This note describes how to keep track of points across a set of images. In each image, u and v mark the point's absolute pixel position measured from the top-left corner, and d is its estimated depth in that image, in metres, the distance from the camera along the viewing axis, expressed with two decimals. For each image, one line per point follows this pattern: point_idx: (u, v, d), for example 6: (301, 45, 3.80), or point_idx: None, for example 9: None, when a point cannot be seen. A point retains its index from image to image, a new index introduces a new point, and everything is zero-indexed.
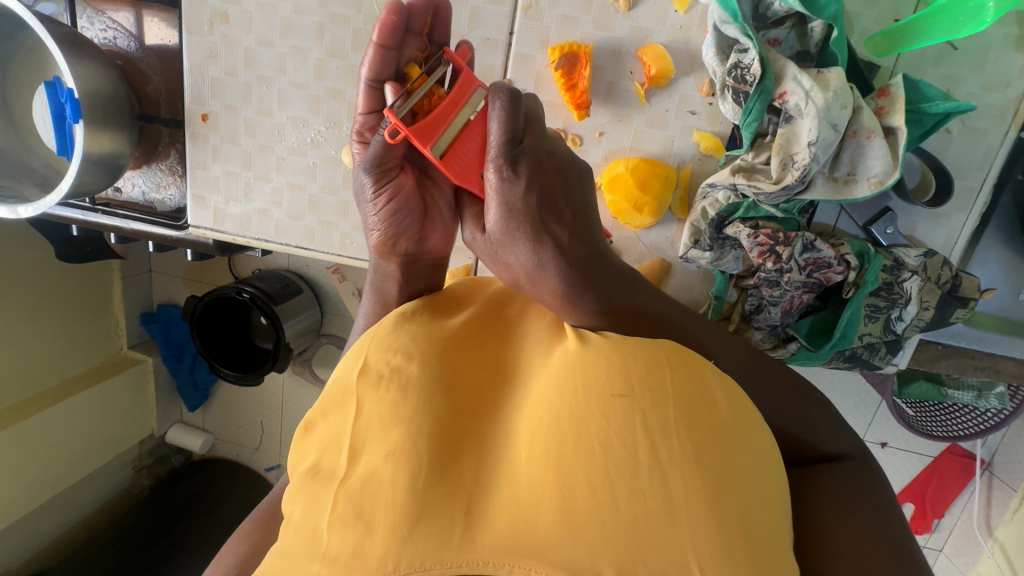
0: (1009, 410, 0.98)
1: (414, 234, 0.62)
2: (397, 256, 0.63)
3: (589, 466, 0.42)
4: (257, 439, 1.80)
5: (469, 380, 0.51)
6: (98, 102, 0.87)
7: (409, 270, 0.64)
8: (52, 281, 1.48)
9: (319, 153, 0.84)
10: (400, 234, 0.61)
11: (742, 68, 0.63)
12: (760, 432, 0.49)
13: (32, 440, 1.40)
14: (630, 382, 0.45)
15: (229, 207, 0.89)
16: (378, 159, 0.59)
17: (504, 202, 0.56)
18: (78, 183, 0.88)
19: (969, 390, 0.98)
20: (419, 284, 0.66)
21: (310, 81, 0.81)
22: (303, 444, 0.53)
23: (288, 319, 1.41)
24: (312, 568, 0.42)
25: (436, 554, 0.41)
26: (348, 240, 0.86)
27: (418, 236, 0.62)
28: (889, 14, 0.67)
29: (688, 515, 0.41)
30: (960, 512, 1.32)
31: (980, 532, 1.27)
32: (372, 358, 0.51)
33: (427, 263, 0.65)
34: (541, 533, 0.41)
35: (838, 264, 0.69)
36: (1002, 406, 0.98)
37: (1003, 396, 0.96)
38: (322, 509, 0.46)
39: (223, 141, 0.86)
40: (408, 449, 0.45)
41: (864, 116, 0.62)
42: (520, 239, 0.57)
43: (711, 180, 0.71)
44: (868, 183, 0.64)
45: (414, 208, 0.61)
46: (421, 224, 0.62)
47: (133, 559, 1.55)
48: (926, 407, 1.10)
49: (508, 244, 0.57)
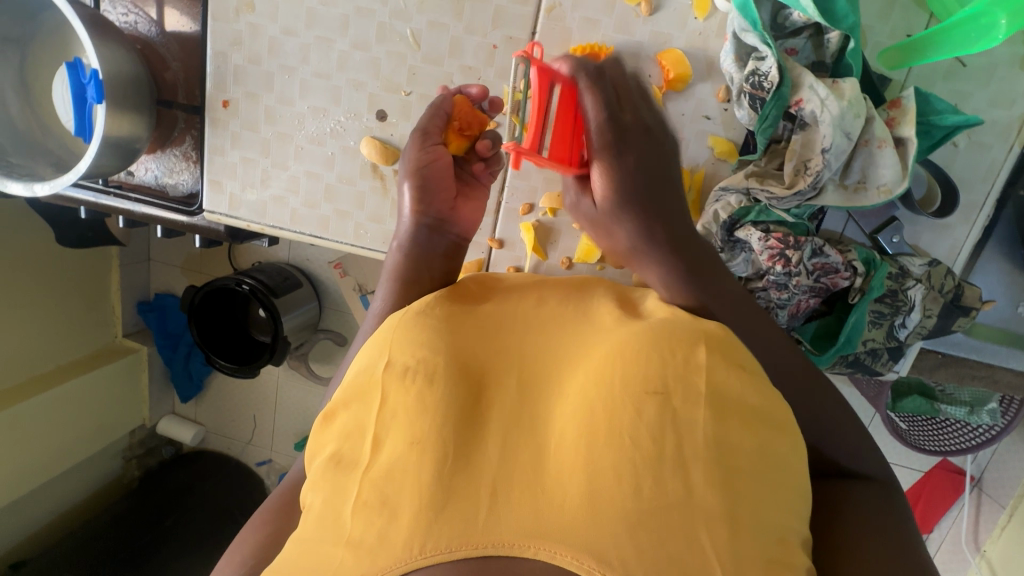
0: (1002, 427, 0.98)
1: (446, 208, 0.76)
2: (425, 217, 0.75)
3: (620, 457, 0.44)
4: (250, 433, 1.79)
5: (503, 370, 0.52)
6: (119, 85, 0.88)
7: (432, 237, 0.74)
8: (52, 264, 1.48)
9: (337, 143, 0.85)
10: (427, 202, 0.74)
11: (760, 74, 0.64)
12: (791, 442, 0.49)
13: (28, 423, 1.40)
14: (665, 381, 0.47)
15: (245, 192, 0.90)
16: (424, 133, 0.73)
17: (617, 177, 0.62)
18: (95, 164, 0.88)
19: (961, 406, 1.00)
20: (434, 255, 0.74)
21: (333, 72, 0.82)
22: (323, 434, 0.54)
23: (287, 312, 1.41)
24: (334, 554, 0.43)
25: (462, 536, 0.42)
26: (362, 231, 0.87)
27: (451, 205, 0.76)
28: (901, 29, 0.69)
29: (706, 510, 0.41)
30: (948, 527, 1.32)
31: (967, 547, 1.29)
32: (395, 352, 0.52)
33: (447, 234, 0.76)
34: (565, 519, 0.41)
35: (845, 269, 0.71)
36: (993, 422, 0.99)
37: (995, 412, 0.99)
38: (345, 497, 0.47)
39: (242, 127, 0.87)
40: (434, 436, 0.46)
41: (876, 125, 0.64)
42: (625, 222, 0.63)
43: (724, 183, 0.72)
44: (878, 191, 0.66)
45: (446, 186, 0.75)
46: (453, 201, 0.76)
47: (117, 553, 1.52)
48: (919, 420, 1.11)
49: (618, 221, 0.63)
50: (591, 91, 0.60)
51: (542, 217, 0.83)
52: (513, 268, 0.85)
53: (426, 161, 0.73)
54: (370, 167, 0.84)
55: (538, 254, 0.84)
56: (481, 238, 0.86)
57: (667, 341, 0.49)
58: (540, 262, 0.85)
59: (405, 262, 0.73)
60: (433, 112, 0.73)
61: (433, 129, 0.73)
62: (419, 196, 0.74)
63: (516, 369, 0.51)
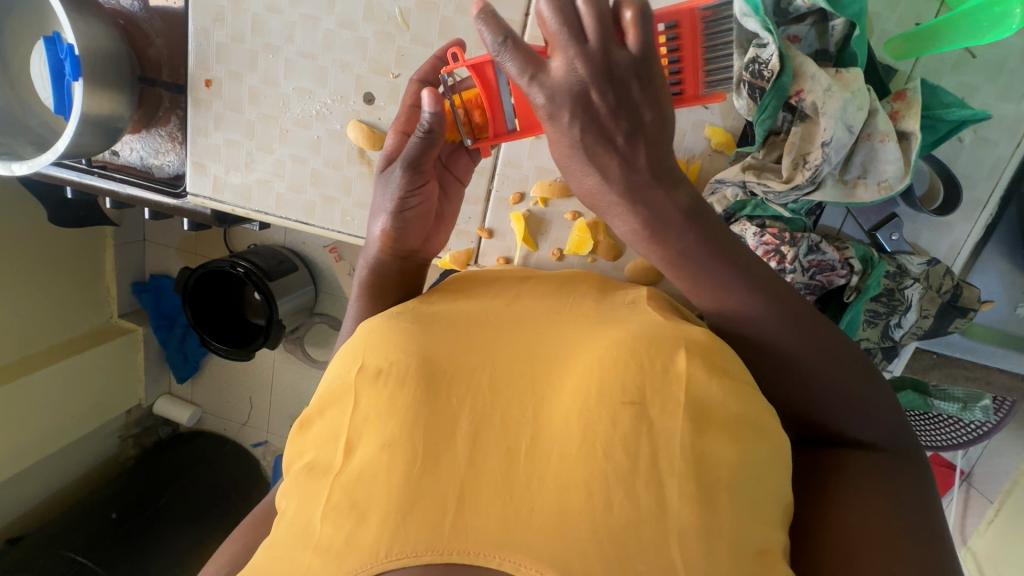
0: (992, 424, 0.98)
1: (423, 232, 0.69)
2: (394, 249, 0.68)
3: (592, 468, 0.42)
4: (245, 414, 1.79)
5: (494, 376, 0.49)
6: (98, 61, 0.85)
7: (404, 263, 0.69)
8: (43, 244, 1.45)
9: (324, 126, 0.82)
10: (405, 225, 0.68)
11: (760, 63, 0.61)
12: (774, 451, 0.47)
13: (21, 403, 1.39)
14: (642, 391, 0.46)
15: (229, 175, 0.88)
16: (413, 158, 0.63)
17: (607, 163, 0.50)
18: (75, 143, 0.86)
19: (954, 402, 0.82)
20: (406, 278, 0.70)
21: (319, 52, 0.79)
22: (301, 440, 0.54)
23: (282, 296, 1.39)
24: (302, 560, 0.42)
25: (427, 542, 0.40)
26: (348, 218, 0.85)
27: (425, 236, 0.70)
28: (910, 18, 0.66)
29: (680, 522, 0.40)
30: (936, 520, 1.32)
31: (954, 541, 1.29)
32: (370, 356, 0.51)
33: (416, 261, 0.70)
34: (534, 530, 0.40)
35: (841, 268, 0.69)
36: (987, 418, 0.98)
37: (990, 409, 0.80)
38: (316, 502, 0.46)
39: (226, 108, 0.85)
40: (404, 440, 0.45)
41: (879, 119, 0.62)
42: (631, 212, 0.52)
43: (719, 176, 0.71)
44: (878, 188, 0.64)
45: (427, 208, 0.68)
46: (430, 224, 0.70)
47: (117, 529, 1.53)
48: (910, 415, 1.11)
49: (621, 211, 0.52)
50: (507, 56, 0.48)
51: (533, 207, 0.81)
52: (502, 259, 0.84)
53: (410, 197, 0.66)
54: (357, 151, 0.82)
55: (528, 245, 0.82)
56: (469, 227, 0.84)
57: (647, 350, 0.48)
58: (531, 253, 0.83)
59: (375, 281, 0.68)
60: (427, 142, 0.62)
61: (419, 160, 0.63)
62: (391, 227, 0.67)
63: (488, 368, 0.49)
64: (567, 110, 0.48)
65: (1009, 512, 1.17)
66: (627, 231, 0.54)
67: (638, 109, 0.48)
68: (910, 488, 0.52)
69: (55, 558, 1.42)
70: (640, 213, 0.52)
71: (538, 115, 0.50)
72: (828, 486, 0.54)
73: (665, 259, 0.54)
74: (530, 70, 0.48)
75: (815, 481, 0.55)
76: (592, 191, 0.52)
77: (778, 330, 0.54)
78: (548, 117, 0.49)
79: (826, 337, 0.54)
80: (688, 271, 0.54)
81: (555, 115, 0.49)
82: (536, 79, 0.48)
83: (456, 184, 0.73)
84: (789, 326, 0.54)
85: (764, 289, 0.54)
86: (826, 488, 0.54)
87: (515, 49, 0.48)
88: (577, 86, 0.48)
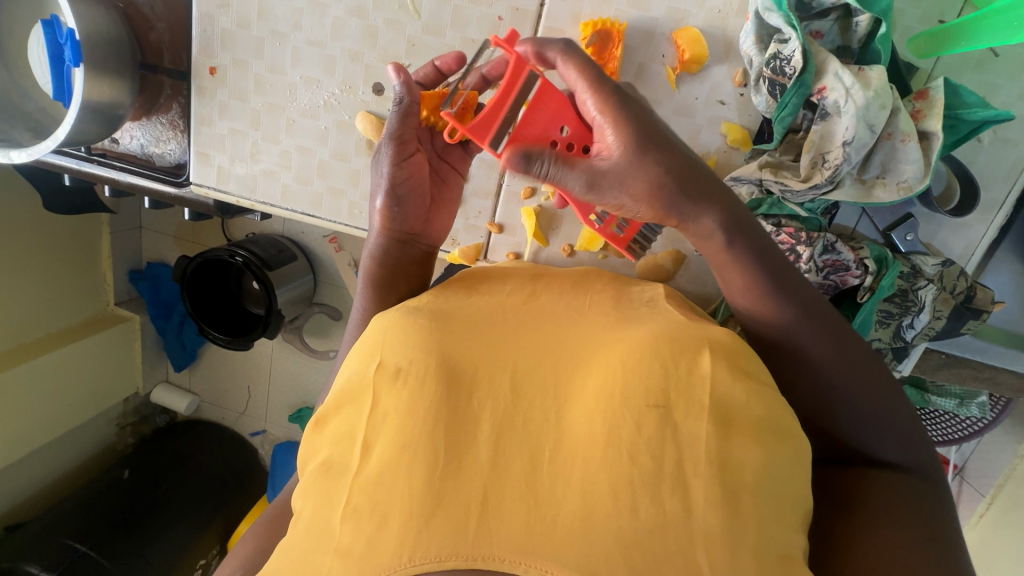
0: (990, 418, 0.97)
1: (417, 214, 0.69)
2: (392, 230, 0.68)
3: (617, 471, 0.42)
4: (243, 403, 1.79)
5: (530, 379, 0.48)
6: (99, 46, 0.82)
7: (401, 246, 0.69)
8: (39, 231, 1.43)
9: (332, 116, 0.80)
10: (403, 209, 0.67)
11: (781, 59, 0.61)
12: (795, 454, 0.47)
13: (19, 392, 1.38)
14: (666, 393, 0.45)
15: (234, 166, 0.86)
16: (399, 135, 0.65)
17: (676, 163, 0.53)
18: (76, 131, 0.84)
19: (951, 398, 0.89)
20: (407, 264, 0.69)
21: (328, 40, 0.77)
22: (315, 440, 0.53)
23: (282, 285, 1.38)
24: (322, 562, 0.42)
25: (451, 547, 0.40)
26: (356, 210, 0.84)
27: (422, 218, 0.69)
28: (933, 15, 0.65)
29: (705, 526, 0.40)
30: None
31: None
32: (388, 353, 0.51)
33: (418, 247, 0.70)
34: (559, 535, 0.40)
35: (856, 268, 0.69)
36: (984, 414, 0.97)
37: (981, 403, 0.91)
38: (334, 503, 0.45)
39: (231, 97, 0.83)
40: (424, 441, 0.45)
41: (901, 118, 0.61)
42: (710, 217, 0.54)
43: (736, 173, 0.70)
44: (896, 188, 0.64)
45: (420, 192, 0.68)
46: (424, 208, 0.69)
47: (106, 524, 1.47)
48: None
49: (701, 216, 0.54)
50: (568, 59, 0.55)
51: (545, 202, 0.80)
52: (513, 254, 0.83)
53: (401, 177, 0.66)
54: (366, 143, 0.80)
55: (538, 241, 0.81)
56: (480, 221, 0.83)
57: (671, 351, 0.47)
58: (541, 248, 0.82)
59: (380, 272, 0.67)
60: (404, 114, 0.64)
61: (407, 138, 0.65)
62: (387, 207, 0.67)
63: (510, 369, 0.48)
64: (629, 108, 0.54)
65: (1003, 505, 1.16)
66: (709, 229, 0.54)
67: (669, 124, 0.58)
68: (912, 483, 0.54)
69: (54, 543, 1.40)
70: (722, 219, 0.54)
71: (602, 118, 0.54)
72: (854, 498, 0.54)
73: (743, 273, 0.56)
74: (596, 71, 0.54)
75: (837, 489, 0.56)
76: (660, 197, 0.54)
77: (811, 341, 0.55)
78: (620, 103, 0.54)
79: (862, 354, 0.55)
80: (745, 271, 0.56)
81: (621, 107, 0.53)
82: (604, 76, 0.54)
83: (455, 174, 0.73)
84: (822, 332, 0.55)
85: (795, 294, 0.56)
86: (849, 500, 0.54)
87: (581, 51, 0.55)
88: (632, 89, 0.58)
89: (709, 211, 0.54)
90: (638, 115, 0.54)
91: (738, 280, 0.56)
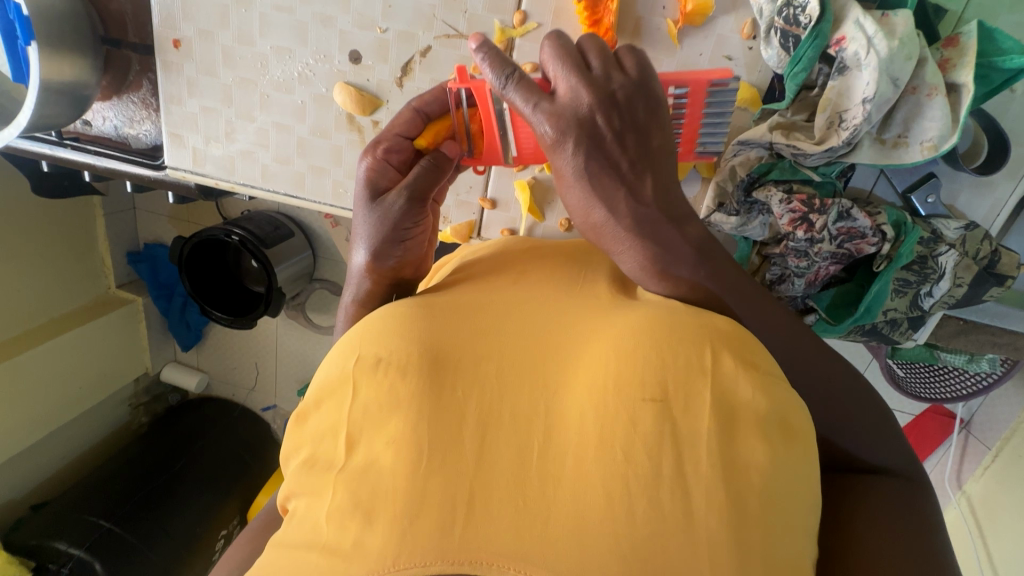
0: (999, 373, 0.94)
1: (419, 262, 0.63)
2: (387, 278, 0.61)
3: (611, 473, 0.39)
4: (252, 379, 1.78)
5: (515, 367, 0.45)
6: (54, 21, 0.76)
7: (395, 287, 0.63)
8: (29, 217, 1.38)
9: (307, 90, 0.75)
10: (405, 261, 0.61)
11: (795, 7, 0.56)
12: (803, 451, 0.44)
13: (22, 377, 1.37)
14: (664, 386, 0.42)
15: (209, 147, 0.82)
16: (417, 188, 0.58)
17: (603, 200, 0.53)
18: (39, 114, 0.79)
19: (960, 354, 0.93)
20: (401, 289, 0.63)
21: (297, 5, 0.71)
22: (298, 435, 0.50)
23: (280, 263, 1.34)
24: (308, 559, 0.40)
25: (436, 550, 0.37)
26: (341, 189, 0.79)
27: (419, 265, 0.63)
28: None
29: (710, 537, 0.37)
30: (933, 465, 1.28)
31: (948, 485, 1.25)
32: (367, 345, 0.47)
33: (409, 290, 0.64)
34: (550, 537, 0.37)
35: (873, 235, 0.65)
36: (992, 370, 0.94)
37: (995, 360, 0.93)
38: (321, 500, 0.43)
39: (199, 71, 0.77)
40: (409, 436, 0.42)
41: (927, 70, 0.56)
42: (633, 244, 0.54)
43: (744, 136, 0.65)
44: (920, 148, 0.59)
45: (424, 242, 0.62)
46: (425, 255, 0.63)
47: (129, 499, 1.50)
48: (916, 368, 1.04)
49: (623, 249, 0.54)
50: (512, 88, 0.51)
51: (539, 173, 0.75)
52: (507, 230, 0.79)
53: (407, 233, 0.59)
54: (346, 117, 0.75)
55: (534, 216, 0.77)
56: (472, 197, 0.79)
57: (666, 340, 0.44)
58: (536, 223, 0.78)
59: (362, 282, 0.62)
60: (431, 168, 0.58)
61: (423, 193, 0.58)
62: (385, 260, 0.60)
63: (494, 358, 0.45)
64: (572, 137, 0.50)
65: (1008, 458, 1.12)
66: (633, 265, 0.55)
67: (636, 137, 0.51)
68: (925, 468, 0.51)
69: (76, 521, 1.41)
70: (647, 246, 0.53)
71: (544, 140, 0.51)
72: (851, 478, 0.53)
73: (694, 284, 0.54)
74: (535, 97, 0.50)
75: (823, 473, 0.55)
76: (602, 222, 0.54)
77: None
78: (558, 137, 0.51)
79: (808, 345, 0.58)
80: (659, 273, 0.54)
81: (560, 142, 0.51)
82: (542, 104, 0.50)
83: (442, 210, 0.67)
84: (747, 309, 0.57)
85: None
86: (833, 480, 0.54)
87: (523, 76, 0.51)
88: (584, 112, 0.50)
89: (640, 236, 0.53)
90: (591, 138, 0.50)
91: (662, 286, 0.54)
